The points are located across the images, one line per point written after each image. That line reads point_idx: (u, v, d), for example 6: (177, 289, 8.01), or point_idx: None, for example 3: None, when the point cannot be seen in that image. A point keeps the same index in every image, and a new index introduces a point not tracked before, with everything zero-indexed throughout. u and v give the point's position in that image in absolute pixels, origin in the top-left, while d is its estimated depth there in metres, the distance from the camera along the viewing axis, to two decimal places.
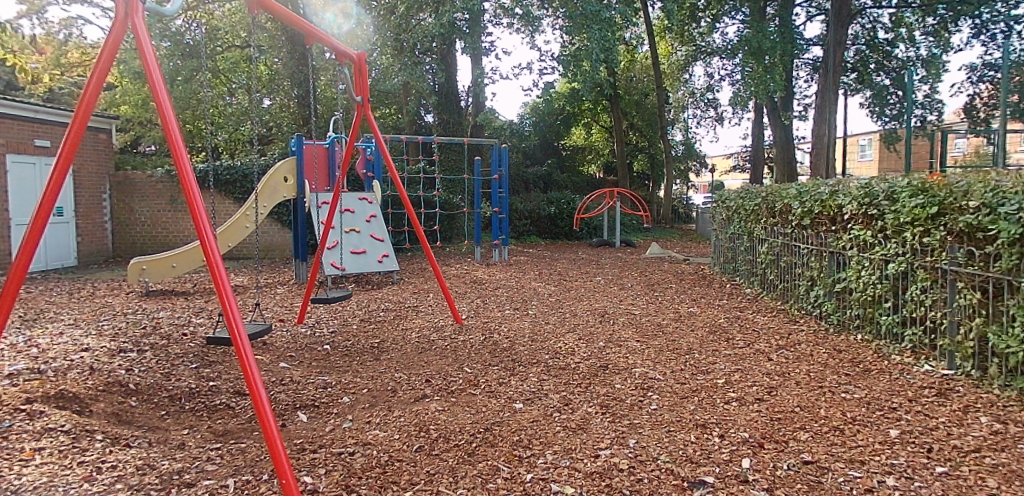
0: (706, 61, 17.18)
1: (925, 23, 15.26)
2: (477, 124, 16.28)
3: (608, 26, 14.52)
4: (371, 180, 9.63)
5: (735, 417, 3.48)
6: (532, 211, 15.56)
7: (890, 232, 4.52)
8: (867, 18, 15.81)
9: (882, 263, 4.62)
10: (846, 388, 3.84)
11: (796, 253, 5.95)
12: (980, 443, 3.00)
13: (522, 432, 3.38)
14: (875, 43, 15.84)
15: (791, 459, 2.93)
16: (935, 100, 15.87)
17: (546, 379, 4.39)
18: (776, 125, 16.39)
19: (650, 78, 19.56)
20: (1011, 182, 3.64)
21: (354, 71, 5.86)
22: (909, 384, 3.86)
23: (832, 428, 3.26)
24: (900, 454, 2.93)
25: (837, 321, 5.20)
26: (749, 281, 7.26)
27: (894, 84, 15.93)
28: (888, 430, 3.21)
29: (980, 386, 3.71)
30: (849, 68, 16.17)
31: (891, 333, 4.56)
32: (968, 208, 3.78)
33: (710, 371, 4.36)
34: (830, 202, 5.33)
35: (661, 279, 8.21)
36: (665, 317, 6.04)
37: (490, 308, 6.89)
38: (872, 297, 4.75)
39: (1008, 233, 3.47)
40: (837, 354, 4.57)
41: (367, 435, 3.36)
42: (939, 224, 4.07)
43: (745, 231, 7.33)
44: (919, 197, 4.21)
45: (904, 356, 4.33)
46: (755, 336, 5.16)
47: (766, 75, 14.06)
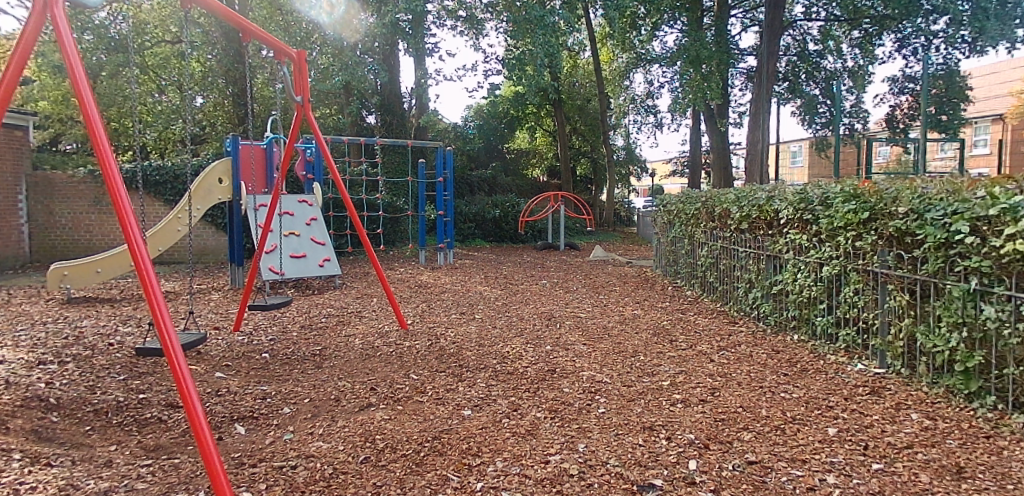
0: (646, 69, 17.66)
1: (852, 37, 15.97)
2: (420, 126, 16.11)
3: (552, 31, 14.60)
4: (311, 182, 9.37)
5: (681, 419, 3.53)
6: (477, 213, 15.49)
7: (824, 236, 4.70)
8: (798, 30, 16.60)
9: (816, 266, 4.81)
10: (785, 388, 3.97)
11: (736, 256, 6.12)
12: (912, 440, 3.15)
13: (471, 440, 3.33)
14: (806, 54, 16.60)
15: (737, 460, 3.00)
16: (861, 109, 16.69)
17: (494, 384, 4.36)
18: (712, 131, 16.92)
19: (592, 83, 19.87)
20: (935, 189, 3.85)
21: (294, 71, 5.66)
22: (845, 383, 4.02)
23: (774, 428, 3.35)
24: (838, 452, 3.04)
25: (774, 321, 5.39)
26: (689, 283, 7.43)
27: (824, 94, 16.71)
28: (826, 429, 3.32)
29: (909, 384, 3.91)
30: (781, 78, 16.93)
31: (825, 333, 4.76)
32: (898, 213, 3.97)
33: (655, 372, 4.43)
34: (767, 206, 5.50)
35: (605, 282, 8.32)
36: (610, 319, 6.11)
37: (436, 313, 6.79)
38: (807, 299, 4.94)
39: (934, 237, 3.66)
40: (775, 354, 4.72)
41: (310, 447, 3.23)
42: (870, 228, 4.25)
43: (686, 235, 7.49)
44: (851, 203, 4.40)
45: (838, 355, 4.52)
46: (697, 338, 5.28)
47: (704, 83, 14.45)
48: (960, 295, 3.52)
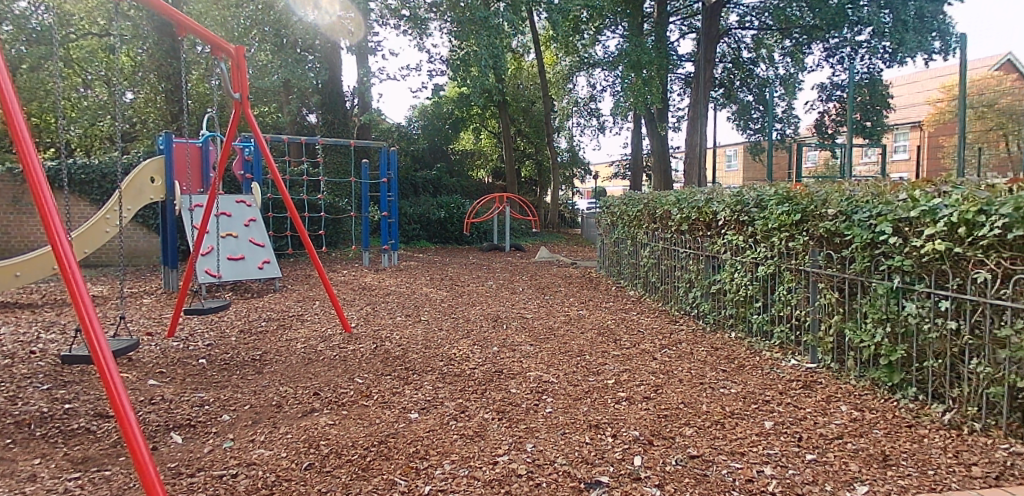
0: (589, 73, 18.06)
1: (783, 46, 16.45)
2: (363, 125, 15.85)
3: (496, 33, 14.63)
4: (250, 182, 9.10)
5: (625, 417, 3.61)
6: (421, 214, 15.35)
7: (759, 236, 4.89)
8: (733, 38, 17.09)
9: (752, 266, 5.01)
10: (724, 384, 4.12)
11: (676, 257, 6.29)
12: (842, 430, 3.32)
13: (418, 443, 3.30)
14: (739, 62, 17.25)
15: (679, 454, 3.09)
16: (792, 115, 17.34)
17: (440, 386, 4.33)
18: (653, 135, 17.36)
19: (536, 86, 20.02)
20: (861, 192, 4.06)
21: (232, 67, 5.45)
22: (779, 377, 4.21)
23: (714, 422, 3.47)
24: (774, 444, 3.18)
25: (713, 320, 5.58)
26: (632, 284, 7.59)
27: (756, 100, 17.49)
28: (763, 422, 3.46)
29: (838, 377, 4.12)
30: (717, 84, 17.65)
31: (761, 330, 4.96)
32: (827, 215, 4.18)
33: (601, 371, 4.51)
34: (705, 208, 5.67)
35: (550, 283, 8.40)
36: (555, 319, 6.17)
37: (381, 315, 6.70)
38: (744, 297, 5.14)
39: (860, 238, 3.86)
40: (714, 351, 4.89)
41: (251, 455, 3.13)
42: (802, 229, 4.45)
43: (628, 236, 7.64)
44: (785, 205, 4.59)
45: (773, 351, 4.72)
46: (640, 337, 5.40)
47: (644, 87, 14.79)
48: (885, 292, 3.74)
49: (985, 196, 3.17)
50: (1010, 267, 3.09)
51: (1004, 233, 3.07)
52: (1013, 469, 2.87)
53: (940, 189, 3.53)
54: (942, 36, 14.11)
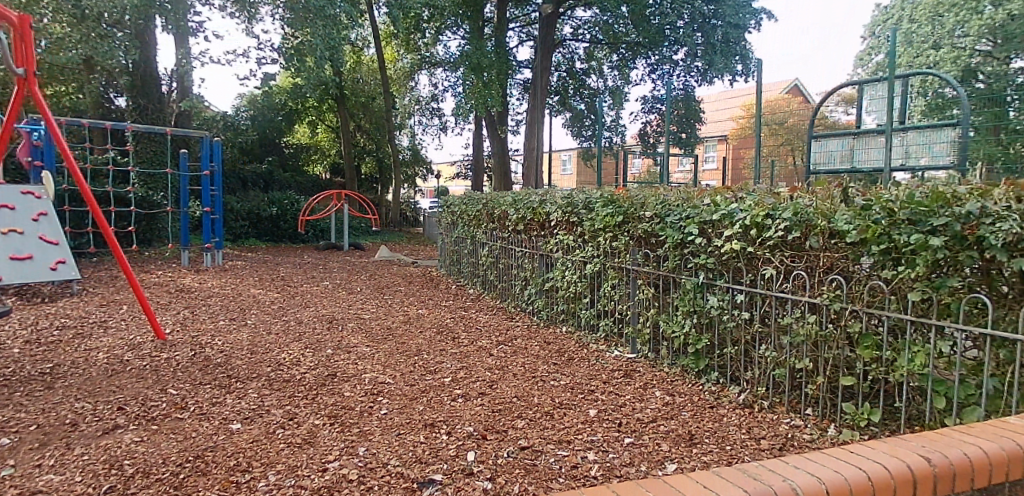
0: (430, 71, 17.99)
1: (611, 60, 17.71)
2: (183, 112, 14.41)
3: (333, 24, 14.05)
4: (38, 170, 7.85)
5: (460, 413, 3.65)
6: (251, 211, 14.32)
7: (587, 236, 5.20)
8: (567, 48, 18.17)
9: (581, 264, 5.31)
10: (554, 376, 4.32)
11: (513, 255, 6.49)
12: (656, 414, 3.64)
13: (239, 455, 3.07)
14: (573, 71, 18.37)
15: (512, 447, 3.18)
16: (619, 125, 18.74)
17: (268, 394, 4.06)
18: (494, 137, 17.78)
19: (376, 81, 19.56)
20: (673, 196, 4.48)
21: (13, 38, 4.66)
22: (604, 368, 4.51)
23: (544, 413, 3.63)
24: (597, 430, 3.40)
25: (546, 315, 5.84)
26: (471, 282, 7.70)
27: (588, 109, 18.65)
28: (588, 410, 3.69)
29: (654, 365, 4.51)
30: (554, 91, 18.49)
31: (589, 324, 5.28)
32: (645, 217, 4.55)
33: (438, 370, 4.51)
34: (539, 209, 5.91)
35: (390, 282, 8.24)
36: (394, 319, 6.07)
37: (201, 319, 6.12)
38: (573, 293, 5.44)
39: (672, 238, 4.26)
40: (546, 345, 5.12)
41: (37, 482, 2.71)
42: (623, 230, 4.80)
43: (468, 235, 7.74)
44: (609, 207, 4.92)
45: (599, 343, 5.05)
46: (478, 334, 5.49)
47: (484, 90, 15.07)
48: (693, 287, 4.15)
49: (771, 203, 3.64)
50: (790, 264, 3.58)
51: (785, 234, 3.55)
52: (791, 438, 3.33)
53: (737, 196, 3.99)
54: (743, 60, 15.68)
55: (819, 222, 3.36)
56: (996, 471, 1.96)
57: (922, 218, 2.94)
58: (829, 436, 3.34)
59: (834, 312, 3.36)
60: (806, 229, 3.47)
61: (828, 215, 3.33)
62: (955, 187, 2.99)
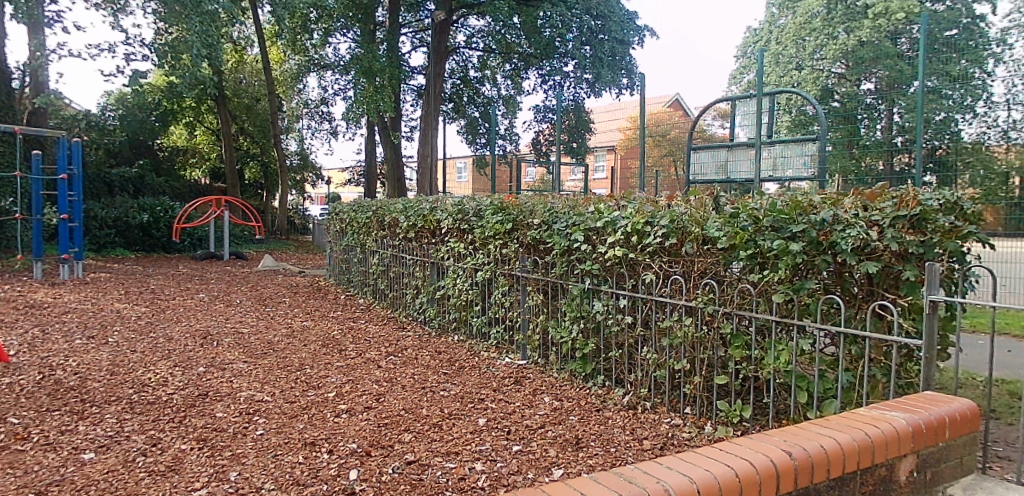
0: (319, 74, 17.30)
1: (504, 69, 18.14)
2: (36, 110, 12.98)
3: (211, 20, 13.21)
4: None
5: (344, 430, 3.49)
6: (118, 218, 13.13)
7: (478, 244, 5.18)
8: (461, 56, 18.21)
9: (472, 271, 5.28)
10: (444, 386, 4.24)
11: (404, 264, 6.35)
12: (544, 420, 3.66)
13: (90, 489, 2.75)
14: (467, 79, 18.31)
15: (397, 462, 3.07)
16: (513, 133, 18.90)
17: (127, 419, 3.68)
18: (386, 143, 17.31)
19: (261, 83, 18.61)
20: (561, 204, 4.56)
21: None
22: (494, 375, 4.49)
23: (432, 425, 3.54)
24: (486, 440, 3.36)
25: (438, 324, 5.74)
26: (362, 292, 7.45)
27: (482, 117, 18.76)
28: (477, 419, 3.65)
29: (544, 371, 4.55)
30: (448, 99, 18.35)
31: (480, 332, 5.26)
32: (534, 224, 4.60)
33: (321, 385, 4.30)
34: (430, 216, 5.82)
35: (273, 293, 7.81)
36: (276, 333, 5.73)
37: (51, 338, 5.48)
38: (465, 301, 5.39)
39: (559, 245, 4.32)
40: (437, 355, 5.02)
41: None
42: (513, 237, 4.82)
43: (358, 243, 7.49)
44: (499, 214, 4.93)
45: (490, 351, 5.04)
46: (366, 345, 5.31)
47: (377, 95, 14.76)
48: (579, 292, 4.24)
49: (650, 211, 3.78)
50: (668, 269, 3.74)
51: (664, 240, 3.69)
52: (671, 438, 3.46)
53: (619, 204, 4.12)
54: (628, 74, 16.43)
55: (693, 230, 3.52)
56: (848, 460, 2.12)
57: (783, 225, 3.15)
58: (705, 433, 3.50)
59: (708, 315, 3.53)
60: (682, 236, 3.63)
61: (701, 222, 3.50)
62: (811, 197, 3.24)
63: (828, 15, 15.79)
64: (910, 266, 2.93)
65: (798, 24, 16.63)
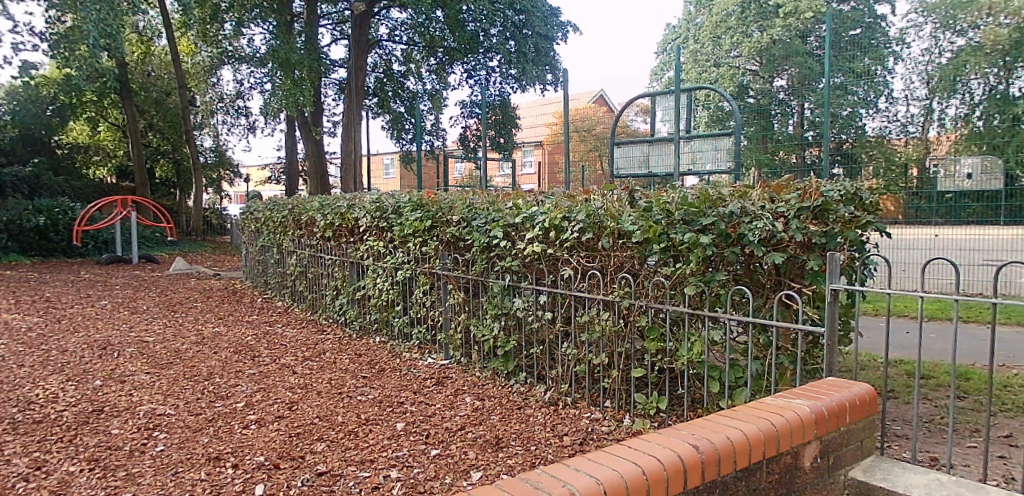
0: (234, 67, 16.42)
1: (429, 63, 17.60)
2: None
3: (110, 9, 12.34)
4: None
5: (253, 442, 3.30)
6: (11, 220, 12.12)
7: (397, 242, 5.04)
8: (384, 50, 17.90)
9: (392, 271, 5.14)
10: (362, 391, 4.10)
11: (322, 264, 6.13)
12: (464, 421, 3.58)
13: None
14: (391, 73, 18.10)
15: (307, 474, 2.92)
16: (440, 128, 18.52)
17: (9, 440, 3.35)
18: (307, 138, 16.76)
19: (171, 76, 17.61)
20: (479, 200, 4.50)
21: None
22: (415, 377, 4.38)
23: (347, 433, 3.41)
24: (403, 445, 3.25)
25: (359, 325, 5.57)
26: (280, 294, 7.15)
27: (407, 112, 18.47)
28: (395, 424, 3.53)
29: (466, 370, 4.49)
30: (371, 93, 18.02)
31: (402, 332, 5.13)
32: (453, 221, 4.52)
33: (231, 395, 4.06)
34: (347, 214, 5.64)
35: (184, 298, 7.38)
36: (184, 341, 5.40)
37: None
38: (386, 301, 5.25)
39: (479, 242, 4.25)
40: (357, 358, 4.87)
41: None
42: (432, 235, 4.72)
43: (274, 243, 7.18)
44: (417, 212, 4.82)
45: (412, 352, 4.92)
46: (282, 351, 5.08)
47: (295, 89, 14.24)
48: (500, 290, 4.19)
49: (567, 206, 3.79)
50: (586, 264, 3.75)
51: (581, 235, 3.70)
52: (591, 432, 3.46)
53: (537, 199, 4.11)
54: (552, 70, 16.53)
55: (609, 224, 3.54)
56: (754, 451, 2.15)
57: (694, 218, 3.21)
58: (624, 426, 3.52)
59: (624, 308, 3.55)
60: (598, 230, 3.65)
61: (616, 216, 3.53)
62: (719, 190, 3.32)
63: (742, 14, 16.54)
64: (813, 257, 3.05)
65: (713, 23, 17.17)
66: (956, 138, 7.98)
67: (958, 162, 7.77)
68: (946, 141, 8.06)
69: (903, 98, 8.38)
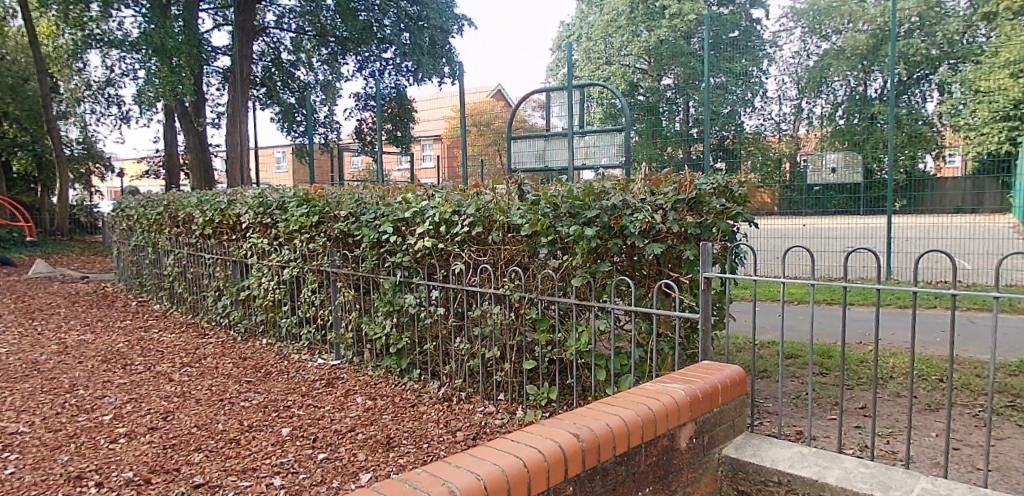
0: (101, 52, 14.90)
1: (320, 53, 16.74)
2: None
3: None
4: None
5: (120, 457, 3.03)
6: None
7: (283, 239, 4.82)
8: (271, 37, 17.07)
9: (278, 269, 4.91)
10: (245, 396, 3.89)
11: (203, 264, 5.75)
12: (355, 422, 3.48)
13: None
14: (280, 62, 17.22)
15: (180, 487, 2.72)
16: (333, 121, 17.97)
17: None
18: (188, 129, 15.74)
19: (28, 59, 15.93)
20: (369, 195, 4.40)
21: None
22: (304, 379, 4.21)
23: (228, 441, 3.21)
24: (289, 451, 3.11)
25: (244, 328, 5.28)
26: (157, 297, 6.64)
27: (298, 103, 17.67)
28: (281, 429, 3.37)
29: (359, 370, 4.37)
30: (259, 83, 17.13)
31: (290, 333, 4.92)
32: (341, 216, 4.38)
33: (95, 408, 3.71)
34: (228, 211, 5.33)
35: (43, 304, 6.68)
36: (42, 351, 4.88)
37: None
38: (273, 302, 5.01)
39: (368, 237, 4.15)
40: (242, 362, 4.61)
41: None
42: (320, 231, 4.55)
43: (149, 242, 6.66)
44: (303, 207, 4.62)
45: (302, 353, 4.73)
46: (157, 357, 4.71)
47: (174, 76, 13.34)
48: (391, 287, 4.11)
49: (457, 200, 3.78)
50: (477, 258, 3.76)
51: (471, 229, 3.71)
52: (484, 426, 3.47)
53: (427, 194, 4.08)
54: (449, 63, 16.45)
55: (498, 218, 3.59)
56: (632, 436, 2.23)
57: (579, 211, 3.33)
58: (516, 418, 3.56)
59: (516, 301, 3.60)
60: (488, 224, 3.68)
61: (505, 210, 3.58)
62: (602, 184, 3.49)
63: (630, 15, 17.18)
64: (689, 246, 3.29)
65: (605, 22, 17.72)
66: (822, 136, 8.77)
67: (824, 157, 8.48)
68: (814, 138, 8.90)
69: (778, 97, 8.92)
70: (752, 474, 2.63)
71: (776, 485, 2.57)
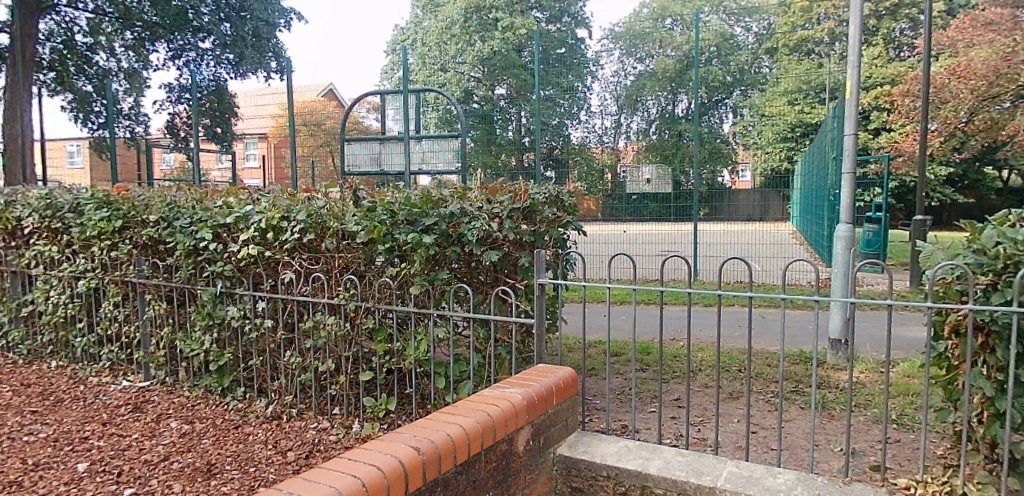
0: None
1: (124, 37, 14.62)
2: None
3: None
4: None
5: None
6: None
7: (77, 246, 4.21)
8: (62, 15, 14.16)
9: (72, 281, 4.28)
10: (28, 430, 3.31)
11: None
12: (169, 450, 3.11)
13: None
14: (72, 45, 14.55)
15: None
16: (140, 112, 16.08)
17: None
18: None
19: None
20: (184, 198, 3.99)
21: None
22: (105, 405, 3.69)
23: (5, 485, 2.70)
24: (87, 490, 2.69)
25: (27, 350, 4.53)
26: None
27: (97, 92, 15.33)
28: (75, 465, 2.92)
29: (173, 391, 3.93)
30: (45, 67, 14.56)
31: (87, 354, 4.30)
32: (149, 221, 3.90)
33: None
34: (3, 213, 4.52)
35: None
36: None
37: None
38: (64, 318, 4.36)
39: (183, 245, 3.75)
40: (23, 389, 3.93)
41: None
42: (124, 238, 4.02)
43: None
44: (103, 210, 4.07)
45: (101, 376, 4.14)
46: None
47: None
48: (210, 298, 3.74)
49: (286, 205, 3.56)
50: (308, 266, 3.56)
51: (302, 236, 3.51)
52: (318, 443, 3.28)
53: (252, 198, 3.80)
54: (276, 58, 15.44)
55: (332, 224, 3.44)
56: (472, 443, 2.24)
57: (417, 218, 3.31)
58: (353, 432, 3.42)
59: (351, 311, 3.46)
60: (321, 231, 3.51)
61: (339, 217, 3.45)
62: (441, 192, 3.52)
63: (464, 24, 17.58)
64: (525, 253, 3.43)
65: (440, 28, 17.86)
66: (638, 149, 9.67)
67: (639, 169, 9.35)
68: (631, 151, 9.68)
69: (600, 112, 9.78)
70: (584, 470, 2.78)
71: (605, 479, 2.75)
